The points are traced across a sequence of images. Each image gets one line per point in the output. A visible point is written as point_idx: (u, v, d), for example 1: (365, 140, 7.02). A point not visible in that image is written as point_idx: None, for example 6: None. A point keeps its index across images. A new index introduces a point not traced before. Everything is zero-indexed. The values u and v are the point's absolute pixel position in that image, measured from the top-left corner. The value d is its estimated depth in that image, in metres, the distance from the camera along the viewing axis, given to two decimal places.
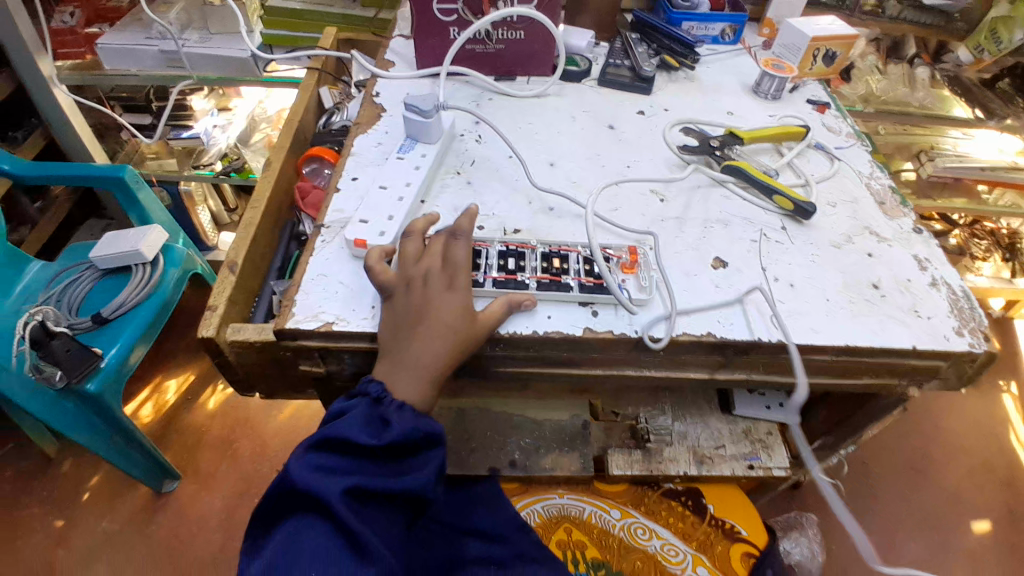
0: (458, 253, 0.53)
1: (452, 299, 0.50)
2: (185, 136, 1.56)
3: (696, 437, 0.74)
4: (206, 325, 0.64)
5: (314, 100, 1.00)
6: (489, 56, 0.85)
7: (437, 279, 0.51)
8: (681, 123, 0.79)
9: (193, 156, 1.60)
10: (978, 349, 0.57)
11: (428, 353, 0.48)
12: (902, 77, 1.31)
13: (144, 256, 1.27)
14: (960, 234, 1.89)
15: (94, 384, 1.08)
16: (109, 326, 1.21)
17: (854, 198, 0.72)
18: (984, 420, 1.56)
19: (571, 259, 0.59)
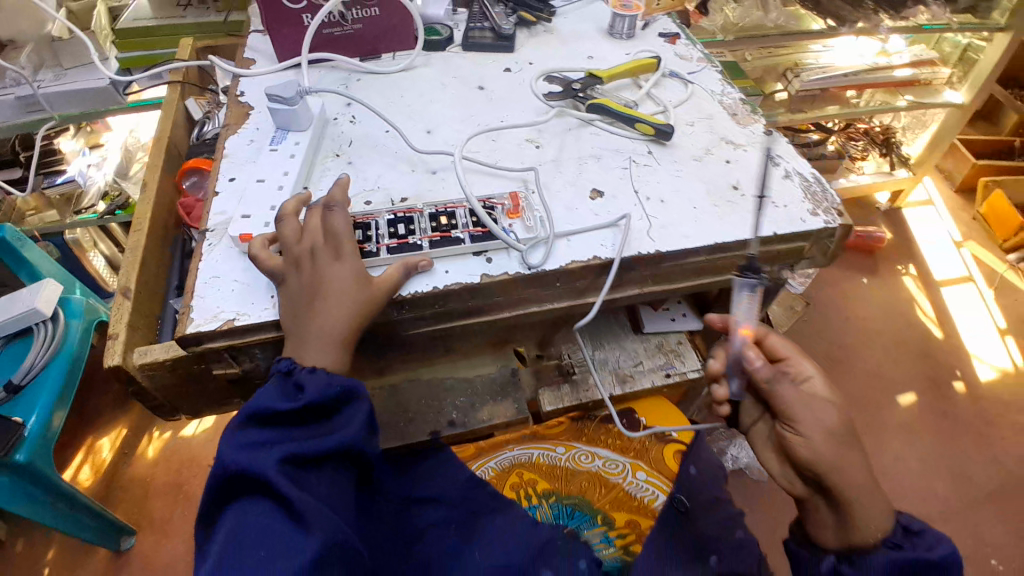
0: (339, 222, 0.53)
1: (343, 269, 0.51)
2: (60, 182, 1.48)
3: (616, 361, 0.80)
4: (110, 354, 0.63)
5: (181, 115, 0.96)
6: (349, 37, 0.85)
7: (323, 253, 0.52)
8: (545, 73, 0.83)
9: (72, 202, 1.51)
10: (828, 223, 0.65)
11: (329, 323, 0.50)
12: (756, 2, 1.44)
13: (42, 313, 1.20)
14: (840, 139, 2.07)
15: (21, 454, 1.05)
16: (24, 394, 1.15)
17: (710, 114, 0.78)
18: (889, 303, 1.75)
19: (457, 214, 0.62)
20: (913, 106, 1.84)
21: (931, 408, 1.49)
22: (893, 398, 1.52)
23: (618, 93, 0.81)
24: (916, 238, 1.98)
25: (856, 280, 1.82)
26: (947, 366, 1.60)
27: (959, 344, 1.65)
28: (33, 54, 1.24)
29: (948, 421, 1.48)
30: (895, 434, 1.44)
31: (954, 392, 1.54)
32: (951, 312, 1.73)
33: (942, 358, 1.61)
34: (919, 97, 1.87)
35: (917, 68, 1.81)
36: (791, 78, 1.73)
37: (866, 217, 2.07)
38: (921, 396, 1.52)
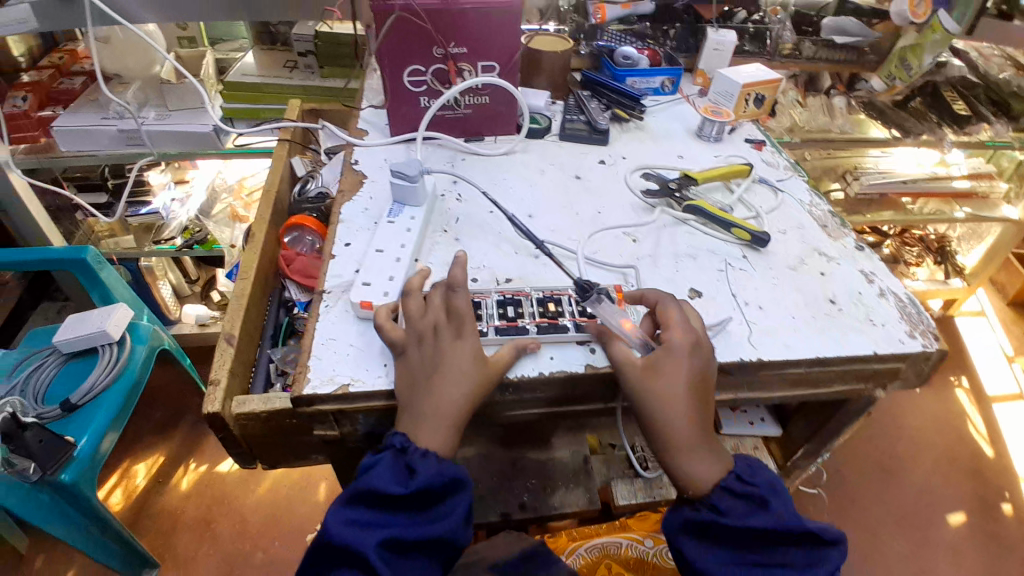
0: (461, 303, 0.56)
1: (463, 348, 0.54)
2: (144, 212, 1.55)
3: None
4: (211, 401, 0.64)
5: (287, 170, 1.03)
6: (459, 120, 0.92)
7: (446, 331, 0.55)
8: (641, 169, 0.87)
9: (152, 232, 1.59)
10: (927, 347, 0.65)
11: (445, 401, 0.52)
12: (821, 107, 1.42)
13: (110, 336, 1.24)
14: (893, 243, 2.07)
15: (67, 473, 1.07)
16: (78, 413, 1.18)
17: (800, 223, 0.80)
18: (943, 414, 1.69)
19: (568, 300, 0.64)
20: (971, 216, 1.83)
21: (979, 531, 1.42)
22: (942, 515, 1.44)
23: (710, 195, 0.84)
24: (971, 350, 1.93)
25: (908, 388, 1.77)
26: (1001, 488, 1.52)
27: (1007, 464, 1.57)
28: (140, 91, 1.37)
29: (1003, 551, 1.39)
30: (945, 557, 1.37)
31: (1002, 514, 1.46)
32: (1002, 431, 1.66)
33: (993, 480, 1.53)
34: (979, 209, 1.84)
35: (973, 181, 1.83)
36: (850, 180, 1.77)
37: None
38: (969, 517, 1.44)
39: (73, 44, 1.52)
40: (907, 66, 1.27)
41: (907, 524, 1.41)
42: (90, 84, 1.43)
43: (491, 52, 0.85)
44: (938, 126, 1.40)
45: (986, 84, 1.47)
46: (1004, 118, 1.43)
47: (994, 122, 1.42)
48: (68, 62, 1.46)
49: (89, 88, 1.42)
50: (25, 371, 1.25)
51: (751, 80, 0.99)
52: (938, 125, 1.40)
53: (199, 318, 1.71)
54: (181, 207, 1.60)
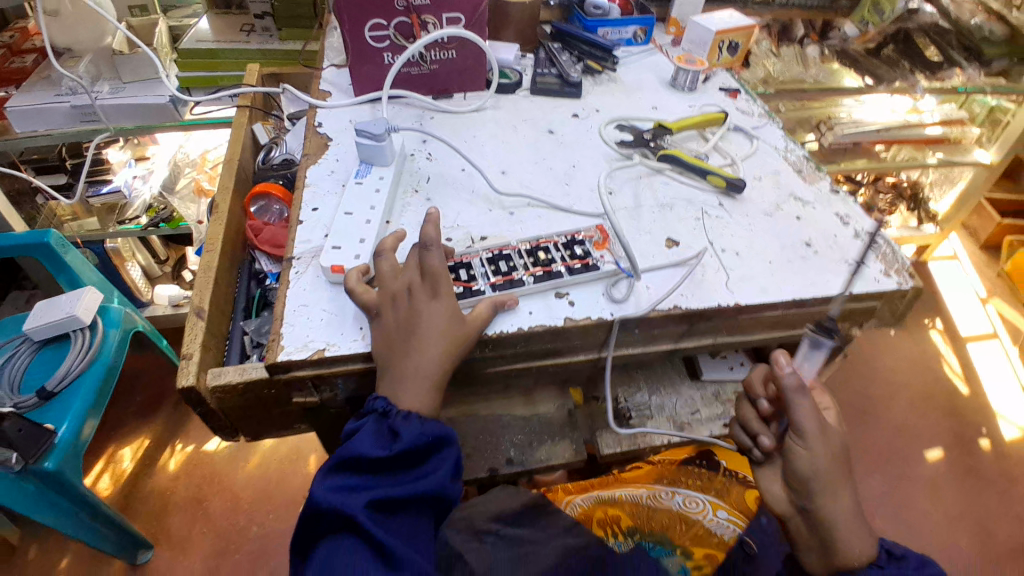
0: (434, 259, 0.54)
1: (439, 308, 0.53)
2: (105, 191, 1.47)
3: (673, 406, 0.79)
4: (184, 375, 0.63)
5: (249, 138, 1.00)
6: (425, 77, 0.88)
7: (421, 291, 0.54)
8: (615, 120, 0.86)
9: (116, 212, 1.54)
10: (902, 285, 0.65)
11: (424, 362, 0.51)
12: (794, 57, 1.40)
13: (81, 320, 1.21)
14: (867, 193, 2.09)
15: (50, 461, 1.06)
16: (57, 399, 1.15)
17: (775, 170, 0.80)
18: (920, 357, 1.73)
19: (549, 251, 0.63)
20: (943, 162, 1.87)
21: (956, 465, 1.48)
22: (920, 451, 1.50)
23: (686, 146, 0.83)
24: (945, 292, 1.98)
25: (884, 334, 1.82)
26: (974, 423, 1.58)
27: (983, 402, 1.63)
28: (92, 65, 1.30)
29: (979, 482, 1.45)
30: (922, 491, 1.43)
31: (979, 449, 1.52)
32: (978, 371, 1.71)
33: (969, 417, 1.58)
34: (949, 155, 1.88)
35: (947, 127, 1.83)
36: (824, 131, 1.77)
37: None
38: (946, 453, 1.50)
39: (23, 20, 1.44)
40: (879, 10, 1.39)
41: (888, 463, 1.47)
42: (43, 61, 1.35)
43: (457, 4, 0.81)
44: (911, 72, 1.38)
45: (957, 31, 1.46)
46: (976, 63, 1.41)
47: (966, 67, 1.40)
48: (20, 40, 1.38)
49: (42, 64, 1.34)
50: None
51: (724, 27, 0.97)
52: (910, 71, 1.39)
53: (171, 298, 1.69)
54: (142, 184, 1.54)
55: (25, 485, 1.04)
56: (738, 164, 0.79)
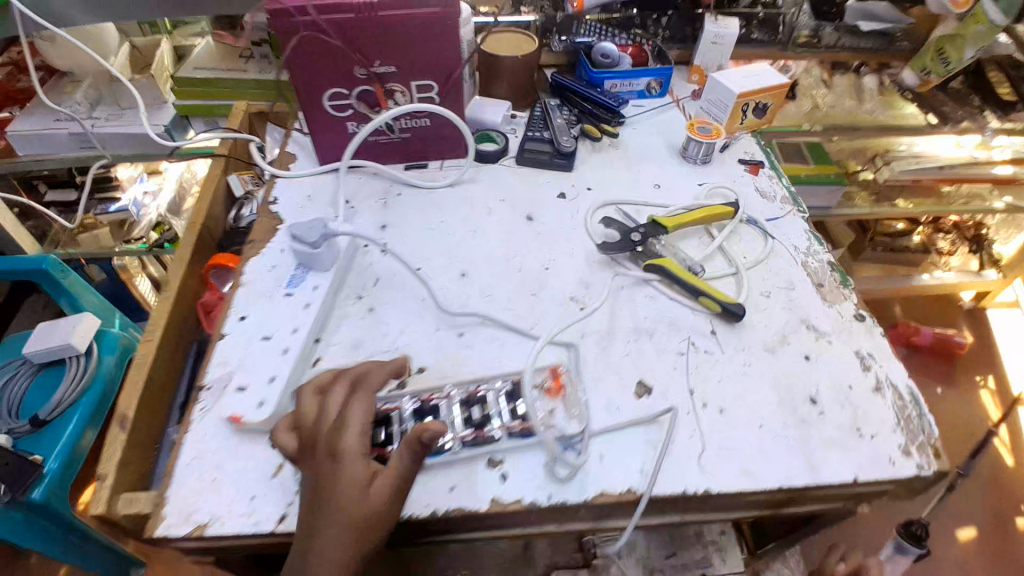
0: (359, 413, 0.46)
1: (337, 476, 0.43)
2: (114, 210, 1.44)
3: (645, 546, 0.70)
4: (95, 502, 0.58)
5: (222, 191, 0.93)
6: (396, 144, 0.79)
7: (324, 448, 0.45)
8: (606, 205, 0.75)
9: (123, 228, 1.48)
10: (923, 470, 0.53)
11: (323, 553, 0.42)
12: (849, 87, 1.17)
13: (76, 348, 1.16)
14: (926, 230, 1.82)
15: (38, 493, 1.04)
16: (50, 427, 1.15)
17: (790, 282, 0.67)
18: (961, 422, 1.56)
19: (488, 403, 0.54)
20: (1010, 209, 1.65)
21: (990, 551, 1.31)
22: (950, 527, 1.34)
23: (683, 246, 0.71)
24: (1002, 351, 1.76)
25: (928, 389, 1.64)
26: (1018, 501, 1.40)
27: None
28: (91, 90, 1.25)
29: (1013, 571, 1.28)
30: (949, 574, 1.27)
31: (1016, 530, 1.34)
32: None
33: (1010, 492, 1.41)
34: (1018, 200, 1.66)
35: (1018, 167, 1.59)
36: (880, 164, 1.57)
37: (945, 318, 1.85)
38: (979, 532, 1.34)
39: None
40: (944, 59, 1.04)
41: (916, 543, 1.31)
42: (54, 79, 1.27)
43: (428, 71, 0.71)
44: (981, 111, 1.13)
45: None
46: None
47: None
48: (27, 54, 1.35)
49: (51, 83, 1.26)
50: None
51: (748, 89, 0.82)
52: (980, 109, 1.13)
53: None
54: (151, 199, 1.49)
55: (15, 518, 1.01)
56: (743, 276, 0.66)
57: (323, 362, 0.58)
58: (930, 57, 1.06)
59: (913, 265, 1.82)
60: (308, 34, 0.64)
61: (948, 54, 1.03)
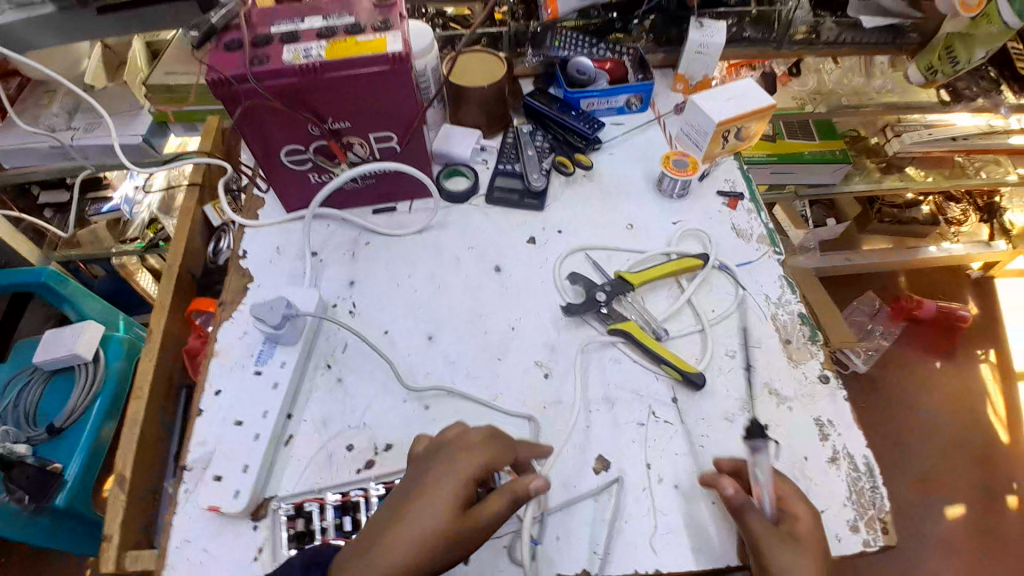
0: (473, 442, 0.50)
1: (453, 481, 0.47)
2: (105, 210, 1.29)
3: None
4: (104, 560, 0.65)
5: (200, 225, 0.91)
6: (362, 189, 0.77)
7: (446, 455, 0.49)
8: (579, 251, 0.74)
9: (118, 228, 1.32)
10: (867, 547, 0.56)
11: (401, 539, 0.44)
12: (859, 63, 1.12)
13: (83, 356, 1.12)
14: (935, 198, 1.73)
15: (61, 498, 1.06)
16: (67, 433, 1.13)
17: (757, 341, 0.67)
18: (953, 396, 1.52)
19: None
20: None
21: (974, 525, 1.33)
22: (939, 501, 1.36)
23: (651, 301, 0.70)
24: (1006, 322, 1.69)
25: (925, 362, 1.58)
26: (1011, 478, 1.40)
27: None
28: (67, 99, 1.14)
29: (998, 545, 1.31)
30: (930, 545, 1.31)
31: (1005, 506, 1.36)
32: None
33: (1003, 468, 1.41)
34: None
35: None
36: (890, 136, 1.44)
37: (949, 289, 1.76)
38: (968, 510, 1.35)
39: None
40: (952, 58, 0.94)
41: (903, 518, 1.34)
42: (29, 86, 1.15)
43: (387, 122, 0.68)
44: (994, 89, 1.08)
45: None
46: None
47: None
48: None
49: (28, 92, 1.15)
50: (12, 391, 1.16)
51: (731, 115, 0.76)
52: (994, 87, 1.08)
53: None
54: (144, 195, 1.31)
55: (38, 522, 1.04)
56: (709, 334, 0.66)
57: (295, 440, 0.60)
58: (937, 57, 0.96)
59: (920, 233, 1.68)
60: (250, 102, 0.61)
61: (957, 55, 0.92)
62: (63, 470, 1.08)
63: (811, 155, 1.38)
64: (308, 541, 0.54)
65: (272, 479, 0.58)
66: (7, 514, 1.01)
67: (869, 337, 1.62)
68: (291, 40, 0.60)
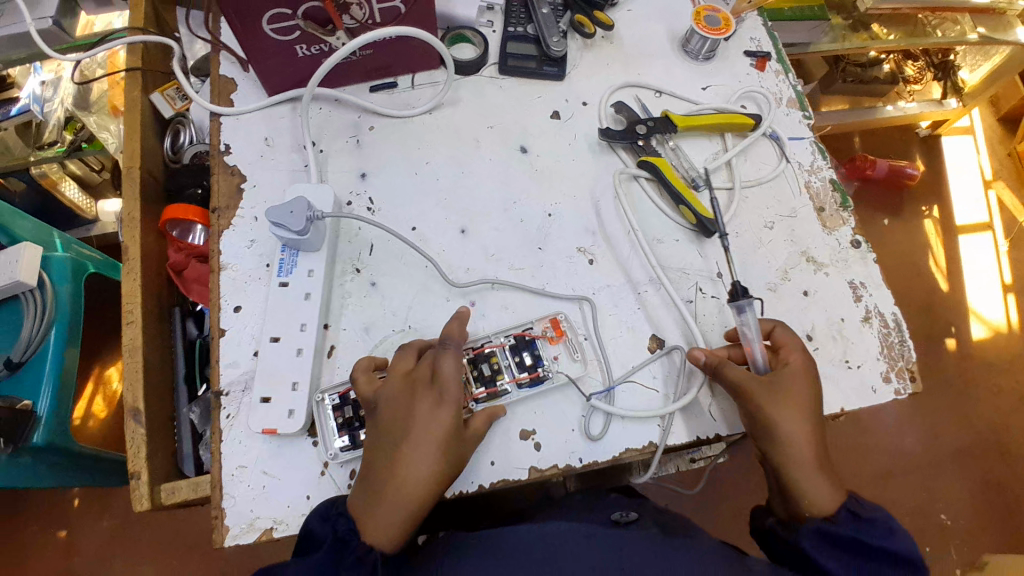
0: (448, 367, 0.49)
1: (442, 418, 0.47)
2: (14, 113, 0.99)
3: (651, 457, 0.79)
4: (138, 499, 0.60)
5: (150, 118, 0.77)
6: (357, 64, 0.65)
7: (424, 397, 0.48)
8: (617, 89, 0.70)
9: (31, 132, 1.05)
10: (899, 394, 0.60)
11: (413, 477, 0.45)
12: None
13: (28, 283, 0.89)
14: (894, 55, 1.58)
15: (40, 437, 0.89)
16: (29, 369, 0.92)
17: (792, 210, 0.67)
18: (895, 254, 1.58)
19: (494, 359, 0.56)
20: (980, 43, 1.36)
21: None
22: None
23: (691, 146, 0.69)
24: (949, 177, 1.68)
25: (874, 221, 1.62)
26: (949, 321, 1.50)
27: (960, 298, 1.53)
28: None
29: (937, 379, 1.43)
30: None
31: (944, 349, 1.46)
32: (962, 262, 1.57)
33: (942, 313, 1.50)
34: (992, 31, 1.36)
35: None
36: None
37: (899, 149, 1.71)
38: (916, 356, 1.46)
39: None
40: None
41: None
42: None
43: None
44: None
45: None
46: None
47: None
48: None
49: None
50: None
51: None
52: None
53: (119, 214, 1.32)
54: (55, 91, 1.04)
55: (19, 462, 0.87)
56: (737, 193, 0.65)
57: (339, 349, 0.56)
58: None
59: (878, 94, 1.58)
60: None
61: None
62: (35, 405, 0.89)
63: (790, 13, 1.19)
64: (358, 427, 0.52)
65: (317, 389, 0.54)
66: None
67: None
68: None
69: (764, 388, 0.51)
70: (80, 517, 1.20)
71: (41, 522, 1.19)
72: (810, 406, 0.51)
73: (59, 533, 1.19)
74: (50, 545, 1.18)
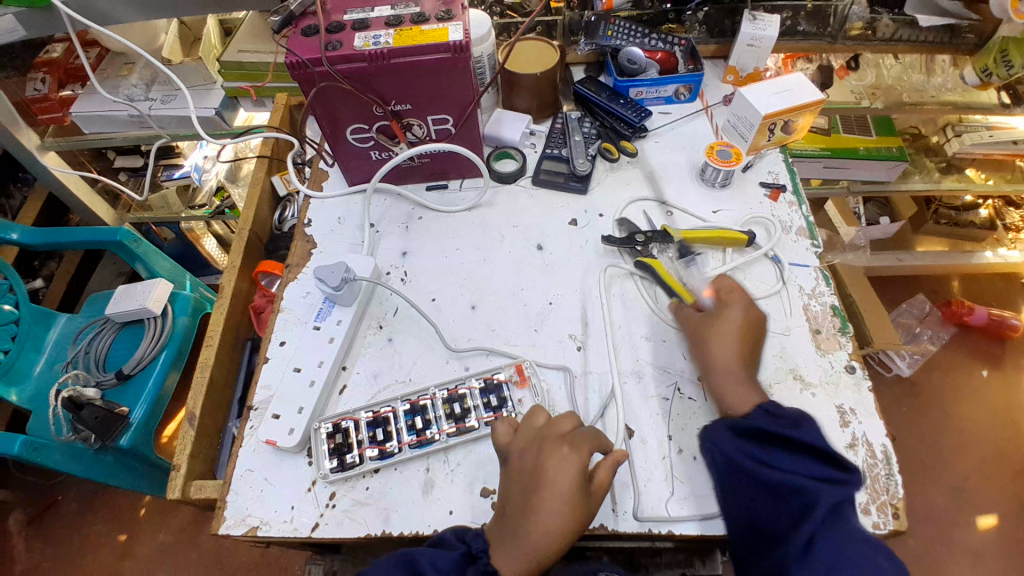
0: (565, 423, 0.57)
1: (569, 464, 0.53)
2: (177, 176, 1.32)
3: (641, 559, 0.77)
4: (173, 487, 0.72)
5: (267, 192, 0.99)
6: (417, 167, 0.83)
7: (553, 441, 0.55)
8: (635, 202, 0.81)
9: (188, 194, 1.36)
10: (878, 529, 0.58)
11: (549, 516, 0.51)
12: (918, 60, 1.12)
13: (153, 311, 1.13)
14: (993, 200, 1.53)
15: (126, 439, 1.05)
16: (134, 380, 1.13)
17: (786, 329, 0.70)
18: (995, 406, 1.37)
19: (466, 398, 0.65)
20: None
21: (1011, 547, 1.20)
22: (974, 515, 1.23)
23: (688, 258, 0.76)
24: None
25: (971, 371, 1.42)
26: None
27: None
28: (144, 70, 1.14)
29: None
30: (960, 562, 1.18)
31: None
32: None
33: None
34: None
35: None
36: (949, 136, 1.28)
37: (1002, 296, 1.55)
38: (1007, 526, 1.22)
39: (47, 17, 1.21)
40: (1007, 62, 0.94)
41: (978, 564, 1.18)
42: (109, 56, 1.15)
43: (442, 107, 0.73)
44: None
45: None
46: None
47: None
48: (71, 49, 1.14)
49: (107, 62, 1.14)
50: (85, 338, 1.17)
51: (778, 108, 0.78)
52: None
53: None
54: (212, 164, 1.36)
55: (104, 458, 1.05)
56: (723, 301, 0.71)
57: (348, 388, 0.67)
58: (992, 58, 0.97)
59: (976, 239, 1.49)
60: (323, 84, 0.67)
61: (1012, 57, 0.93)
62: (129, 412, 1.08)
63: (864, 151, 1.23)
64: (345, 453, 0.62)
65: (322, 413, 0.65)
66: (76, 449, 1.01)
67: (916, 341, 1.47)
68: (362, 29, 0.66)
69: (701, 321, 0.65)
70: (141, 527, 1.35)
71: (111, 523, 1.36)
72: (738, 338, 0.62)
73: (119, 537, 1.34)
74: (109, 546, 1.33)
